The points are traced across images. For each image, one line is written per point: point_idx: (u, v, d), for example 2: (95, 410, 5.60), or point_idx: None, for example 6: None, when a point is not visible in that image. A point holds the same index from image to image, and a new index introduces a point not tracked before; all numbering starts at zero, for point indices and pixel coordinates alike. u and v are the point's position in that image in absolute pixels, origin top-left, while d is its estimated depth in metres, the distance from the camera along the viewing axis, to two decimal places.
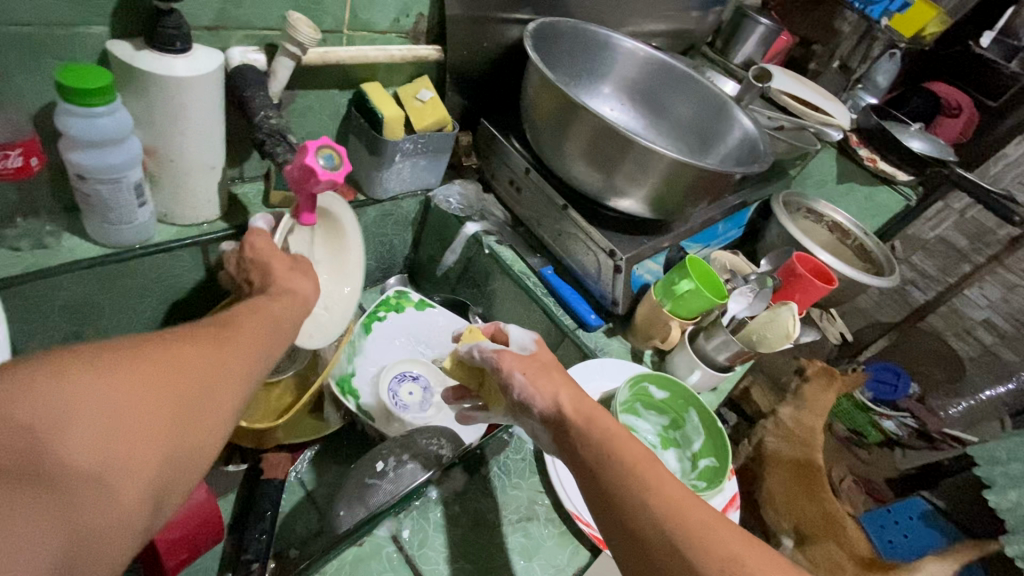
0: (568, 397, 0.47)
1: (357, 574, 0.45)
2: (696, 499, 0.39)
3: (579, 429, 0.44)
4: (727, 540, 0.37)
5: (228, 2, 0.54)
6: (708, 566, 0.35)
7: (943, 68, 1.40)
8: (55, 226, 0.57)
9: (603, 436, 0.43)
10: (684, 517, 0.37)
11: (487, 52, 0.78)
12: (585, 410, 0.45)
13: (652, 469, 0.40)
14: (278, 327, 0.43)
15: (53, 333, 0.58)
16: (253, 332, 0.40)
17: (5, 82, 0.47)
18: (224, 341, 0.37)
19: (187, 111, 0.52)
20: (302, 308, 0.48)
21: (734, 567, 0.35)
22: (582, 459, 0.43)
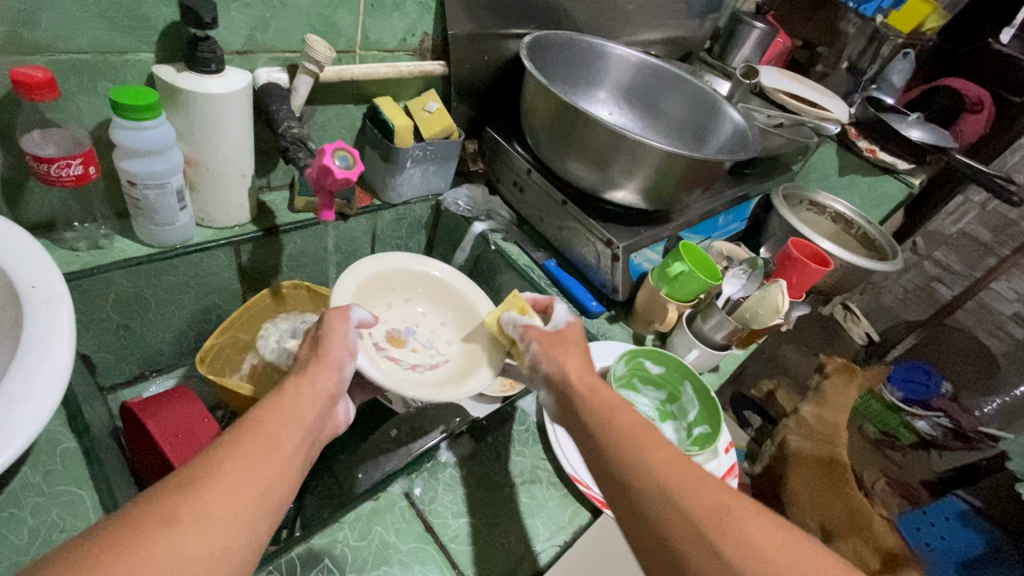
0: (575, 371, 0.52)
1: (375, 525, 0.49)
2: (688, 458, 0.43)
3: (582, 399, 0.49)
4: (716, 492, 0.40)
5: (256, 29, 0.62)
6: (695, 509, 0.38)
7: (962, 66, 1.47)
8: (109, 230, 0.65)
9: (604, 407, 0.47)
10: (677, 474, 0.41)
11: (489, 65, 0.85)
12: (587, 384, 0.50)
13: (645, 432, 0.44)
14: (276, 448, 0.38)
15: (105, 326, 0.66)
16: (238, 476, 0.35)
17: (68, 104, 0.55)
18: (198, 507, 0.33)
19: (221, 124, 0.59)
20: (309, 406, 0.43)
21: (720, 513, 0.38)
22: (587, 426, 0.47)
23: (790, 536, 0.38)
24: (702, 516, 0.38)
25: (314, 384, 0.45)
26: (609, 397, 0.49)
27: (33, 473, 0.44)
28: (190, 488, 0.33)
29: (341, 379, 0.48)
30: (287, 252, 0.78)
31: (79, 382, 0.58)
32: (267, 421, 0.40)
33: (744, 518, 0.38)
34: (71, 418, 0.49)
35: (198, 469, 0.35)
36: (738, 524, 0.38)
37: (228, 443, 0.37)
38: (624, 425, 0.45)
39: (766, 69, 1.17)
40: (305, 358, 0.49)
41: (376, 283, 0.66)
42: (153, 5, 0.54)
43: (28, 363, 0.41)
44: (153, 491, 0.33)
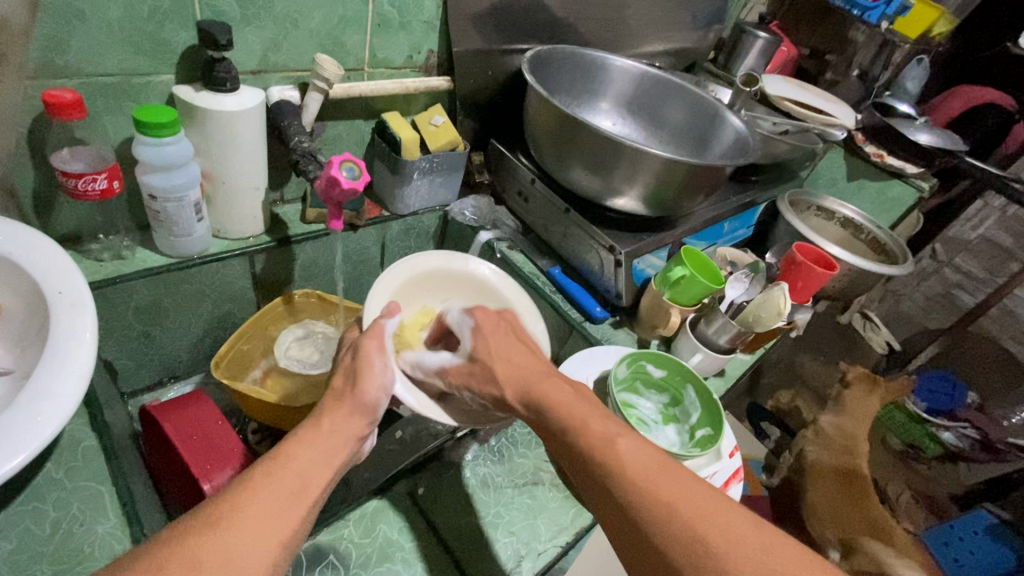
0: (525, 387, 0.49)
1: (378, 523, 0.51)
2: (665, 470, 0.40)
3: (549, 417, 0.47)
4: (691, 518, 0.37)
5: (269, 50, 0.65)
6: (669, 543, 0.37)
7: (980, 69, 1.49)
8: (131, 241, 0.68)
9: (575, 422, 0.45)
10: (651, 499, 0.38)
11: (494, 79, 0.88)
12: (544, 396, 0.48)
13: (613, 451, 0.41)
14: (303, 490, 0.39)
15: (127, 333, 0.69)
16: (263, 521, 0.35)
17: (95, 123, 0.59)
18: (223, 551, 0.32)
19: (236, 139, 0.62)
20: (338, 446, 0.43)
21: (696, 547, 0.36)
22: (564, 444, 0.45)
23: (780, 559, 0.36)
24: (678, 550, 0.36)
25: (346, 420, 0.45)
26: (578, 408, 0.46)
27: (56, 469, 0.47)
28: (215, 531, 0.33)
29: (373, 415, 0.47)
30: (299, 262, 0.81)
31: (102, 387, 0.61)
32: (294, 460, 0.40)
33: (722, 548, 0.36)
34: (93, 418, 0.52)
35: (222, 509, 0.34)
36: (716, 557, 0.35)
37: (255, 483, 0.37)
38: (594, 445, 0.43)
39: (770, 78, 1.19)
40: (340, 389, 0.48)
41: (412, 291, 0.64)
42: (174, 30, 0.57)
43: (53, 364, 0.44)
44: (179, 530, 0.33)
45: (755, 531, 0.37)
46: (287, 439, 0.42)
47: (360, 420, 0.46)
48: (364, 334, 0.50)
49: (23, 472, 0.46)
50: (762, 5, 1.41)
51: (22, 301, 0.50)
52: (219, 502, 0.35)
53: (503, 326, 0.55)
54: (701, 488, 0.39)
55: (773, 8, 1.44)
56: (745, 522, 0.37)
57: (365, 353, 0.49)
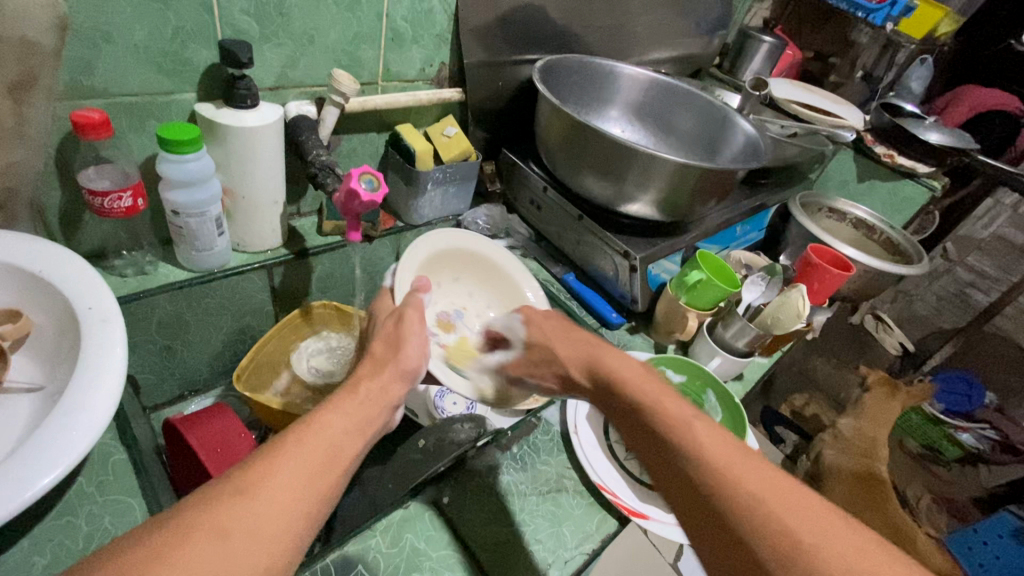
0: (591, 362, 0.52)
1: (405, 532, 0.50)
2: (745, 457, 0.39)
3: (624, 396, 0.48)
4: (778, 507, 0.36)
5: (287, 67, 0.67)
6: (757, 532, 0.36)
7: (985, 67, 1.50)
8: (153, 257, 0.69)
9: (651, 403, 0.46)
10: (736, 486, 0.38)
11: (504, 89, 0.89)
12: (621, 379, 0.49)
13: (693, 432, 0.41)
14: (333, 456, 0.39)
15: (149, 348, 0.70)
16: (295, 486, 0.35)
17: (120, 142, 0.60)
18: (251, 517, 0.33)
19: (256, 154, 0.64)
20: (371, 417, 0.44)
21: (784, 537, 0.35)
22: (639, 424, 0.46)
23: (869, 557, 0.34)
24: (766, 541, 0.35)
25: (384, 387, 0.47)
26: (647, 387, 0.47)
27: (87, 482, 0.47)
28: (245, 498, 0.33)
29: (411, 379, 0.51)
30: (316, 273, 0.82)
31: (128, 402, 0.62)
32: (326, 428, 0.40)
33: (813, 542, 0.35)
34: (121, 432, 0.53)
35: (252, 475, 0.34)
36: (806, 549, 0.35)
37: (288, 449, 0.37)
38: (671, 426, 0.43)
39: (776, 82, 1.19)
40: (381, 356, 0.51)
41: (439, 266, 0.70)
42: (196, 50, 0.59)
43: (86, 378, 0.44)
44: (209, 495, 0.33)
45: (842, 526, 0.36)
46: (323, 407, 0.43)
47: (399, 386, 0.49)
48: (404, 304, 0.55)
49: (55, 488, 0.46)
50: (765, 10, 1.42)
51: (54, 318, 0.50)
52: (248, 466, 0.35)
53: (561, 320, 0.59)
54: (785, 478, 0.39)
55: (776, 13, 1.45)
56: (836, 517, 0.36)
57: (408, 320, 0.53)
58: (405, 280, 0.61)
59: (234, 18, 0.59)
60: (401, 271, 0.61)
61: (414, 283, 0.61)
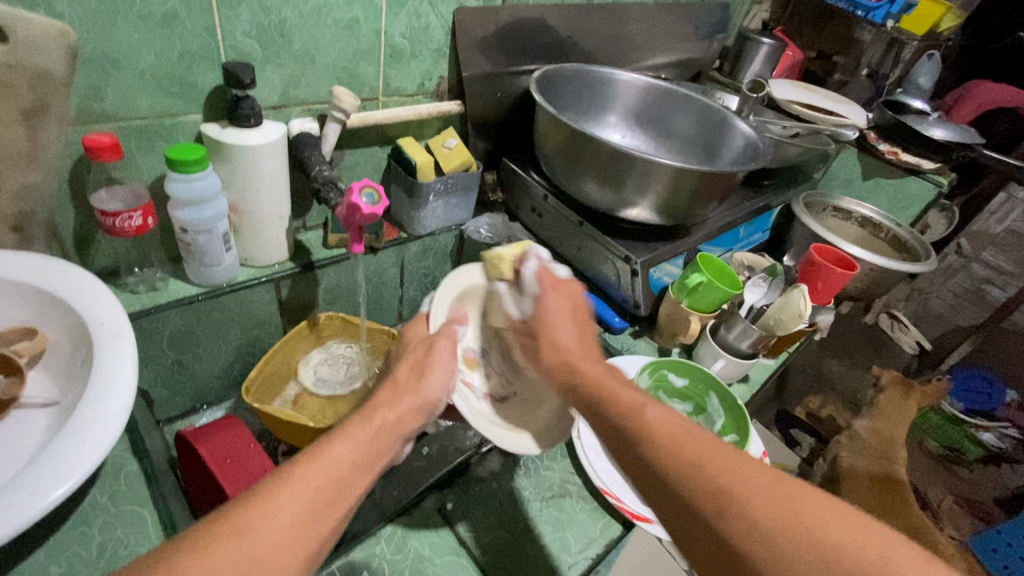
0: (559, 346, 0.52)
1: (409, 539, 0.51)
2: (688, 429, 0.40)
3: (579, 388, 0.48)
4: (714, 466, 0.37)
5: (289, 86, 0.69)
6: (697, 495, 0.37)
7: (993, 61, 1.48)
8: (164, 273, 0.71)
9: (599, 390, 0.46)
10: (678, 457, 0.38)
11: (503, 100, 0.90)
12: (577, 370, 0.49)
13: (637, 409, 0.42)
14: (335, 492, 0.39)
15: (161, 363, 0.71)
16: (291, 527, 0.35)
17: (131, 163, 0.63)
18: (243, 560, 0.32)
19: (260, 171, 0.65)
20: (382, 447, 0.44)
21: (722, 495, 0.36)
22: (594, 416, 0.46)
23: (804, 503, 0.35)
24: (707, 501, 0.36)
25: (401, 418, 0.47)
26: (600, 375, 0.48)
27: (101, 493, 0.49)
28: (238, 537, 0.33)
29: (428, 411, 0.49)
30: (323, 286, 0.83)
31: (140, 415, 0.63)
32: (333, 456, 0.40)
33: (747, 492, 0.36)
34: (133, 444, 0.54)
35: (248, 512, 0.34)
36: (745, 505, 0.35)
37: (289, 483, 0.37)
38: (619, 409, 0.43)
39: (776, 83, 1.20)
40: (402, 383, 0.50)
41: (473, 296, 0.64)
42: (201, 73, 0.61)
43: (97, 393, 0.46)
44: (202, 531, 0.33)
45: (778, 476, 0.37)
46: (333, 432, 0.42)
47: (417, 417, 0.48)
48: (438, 334, 0.55)
49: (69, 499, 0.47)
50: (764, 12, 1.42)
51: (67, 333, 0.52)
52: (246, 501, 0.35)
53: (565, 293, 0.57)
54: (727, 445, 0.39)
55: (776, 15, 1.45)
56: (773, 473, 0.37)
57: (437, 351, 0.53)
58: (443, 306, 0.60)
59: (237, 41, 0.61)
60: (437, 300, 0.60)
61: (451, 316, 0.59)
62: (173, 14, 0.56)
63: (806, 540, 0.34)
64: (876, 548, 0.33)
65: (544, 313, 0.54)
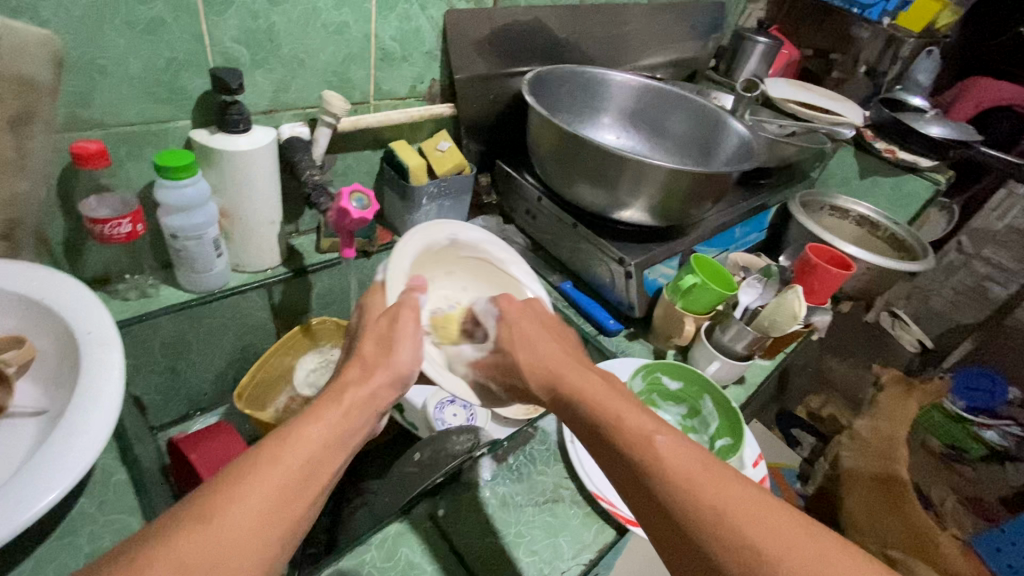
0: (559, 379, 0.52)
1: (399, 546, 0.50)
2: (712, 476, 0.40)
3: (588, 418, 0.48)
4: (743, 524, 0.38)
5: (279, 90, 0.68)
6: (722, 553, 0.37)
7: (993, 57, 1.48)
8: (156, 279, 0.71)
9: (612, 420, 0.46)
10: (700, 508, 0.39)
11: (496, 102, 0.90)
12: (590, 400, 0.48)
13: (654, 450, 0.42)
14: (309, 474, 0.39)
15: (154, 370, 0.71)
16: (263, 511, 0.35)
17: (120, 170, 0.62)
18: (212, 545, 0.32)
19: (250, 176, 0.65)
20: (355, 426, 0.44)
21: (745, 549, 0.37)
22: (604, 447, 0.46)
23: (824, 561, 0.36)
24: (731, 560, 0.37)
25: (374, 394, 0.47)
26: (608, 404, 0.47)
27: (89, 503, 0.48)
28: (205, 524, 0.33)
29: (400, 384, 0.50)
30: (316, 291, 0.83)
31: (132, 422, 0.63)
32: (305, 437, 0.40)
33: (776, 556, 0.36)
34: (122, 452, 0.54)
35: (215, 499, 0.34)
36: (767, 561, 0.36)
37: (258, 467, 0.37)
38: (635, 445, 0.43)
39: (772, 82, 1.19)
40: (371, 358, 0.50)
41: (429, 257, 0.62)
42: (190, 79, 0.61)
43: (84, 402, 0.46)
44: (167, 521, 0.33)
45: (806, 538, 0.37)
46: (304, 414, 0.42)
47: (390, 392, 0.49)
48: (400, 303, 0.52)
49: (57, 508, 0.47)
50: (759, 11, 1.42)
51: (56, 341, 0.52)
52: (212, 489, 0.35)
53: (532, 316, 0.59)
54: (749, 492, 0.39)
55: (772, 13, 1.45)
56: (797, 528, 0.38)
57: (402, 322, 0.51)
58: (398, 275, 0.56)
59: (225, 46, 0.61)
60: (393, 267, 0.56)
61: (408, 283, 0.56)
62: (160, 20, 0.56)
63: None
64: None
65: (523, 340, 0.56)
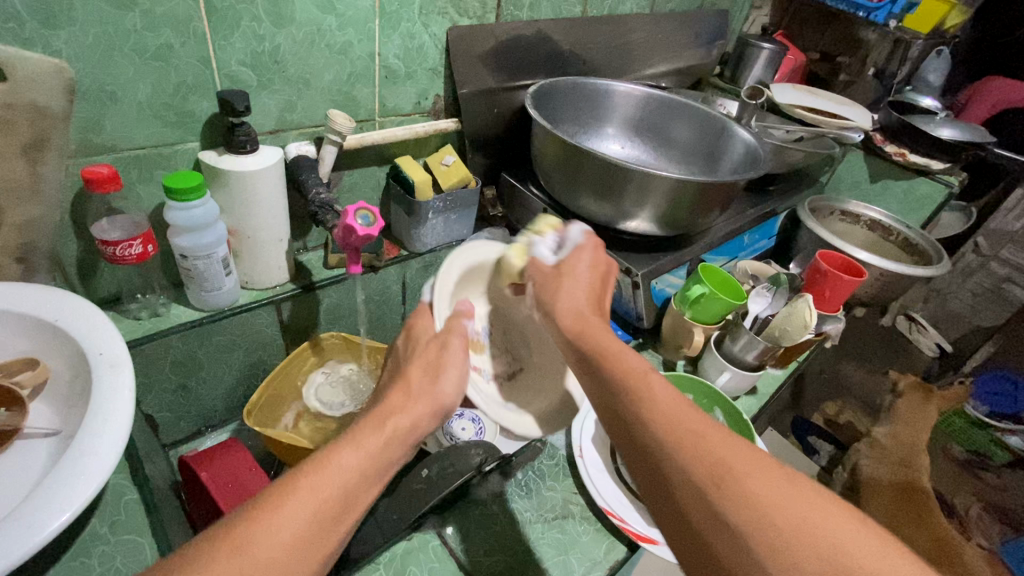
0: (574, 310, 0.51)
1: (408, 565, 0.50)
2: (694, 409, 0.41)
3: (586, 346, 0.48)
4: (719, 447, 0.38)
5: (285, 111, 0.70)
6: (694, 467, 0.38)
7: (1002, 58, 1.46)
8: (166, 299, 0.72)
9: (607, 351, 0.47)
10: (680, 429, 0.40)
11: (501, 115, 0.90)
12: (585, 330, 0.49)
13: (647, 381, 0.43)
14: (341, 502, 0.38)
15: (165, 388, 0.72)
16: (291, 544, 0.35)
17: (131, 192, 0.64)
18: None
19: (258, 195, 0.66)
20: (392, 458, 0.43)
21: (718, 469, 0.37)
22: (596, 379, 0.46)
23: (795, 489, 0.37)
24: (704, 473, 0.38)
25: (417, 423, 0.45)
26: (609, 339, 0.48)
27: (100, 523, 0.49)
28: (236, 555, 0.33)
29: (443, 416, 0.48)
30: (324, 306, 0.84)
31: (143, 440, 0.64)
32: (342, 464, 0.39)
33: (746, 473, 0.37)
34: (133, 472, 0.54)
35: (246, 529, 0.34)
36: (739, 481, 0.37)
37: (291, 497, 0.36)
38: (625, 375, 0.44)
39: (778, 88, 1.18)
40: (417, 385, 0.48)
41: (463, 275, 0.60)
42: (198, 102, 0.62)
43: (95, 423, 0.46)
44: (202, 549, 0.33)
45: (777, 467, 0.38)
46: (343, 438, 0.42)
47: (431, 421, 0.47)
48: (448, 332, 0.52)
49: (70, 528, 0.48)
50: (764, 16, 1.41)
51: (69, 363, 0.53)
52: (245, 518, 0.35)
53: (596, 256, 0.57)
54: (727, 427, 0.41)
55: (776, 18, 1.43)
56: (769, 458, 0.39)
57: (450, 350, 0.51)
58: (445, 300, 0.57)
59: (231, 69, 0.62)
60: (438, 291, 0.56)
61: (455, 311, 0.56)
62: (168, 45, 0.57)
63: (796, 525, 0.35)
64: (868, 545, 0.34)
65: (575, 266, 0.55)
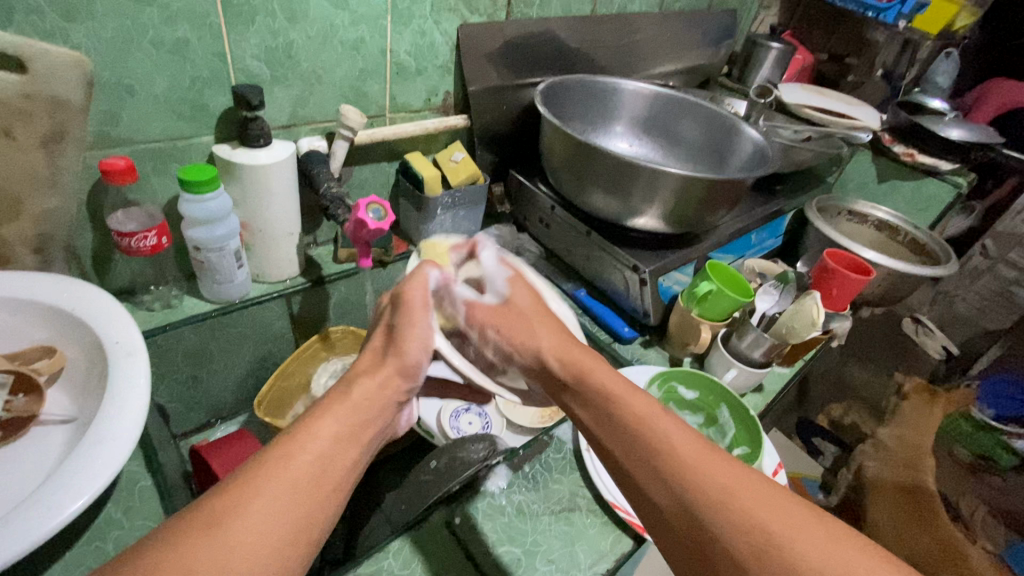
0: (556, 350, 0.54)
1: (418, 554, 0.50)
2: (709, 457, 0.42)
3: (593, 390, 0.50)
4: (749, 506, 0.39)
5: (297, 106, 0.70)
6: (730, 532, 0.38)
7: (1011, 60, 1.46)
8: (179, 291, 0.73)
9: (616, 400, 0.48)
10: (705, 483, 0.41)
11: (510, 112, 0.91)
12: (585, 375, 0.51)
13: (663, 431, 0.44)
14: (320, 474, 0.39)
15: (178, 379, 0.73)
16: (270, 513, 0.36)
17: (146, 185, 0.65)
18: (221, 551, 0.33)
19: (271, 189, 0.67)
20: (367, 424, 0.45)
21: (756, 534, 0.38)
22: (610, 429, 0.47)
23: (835, 547, 0.37)
24: (741, 542, 0.38)
25: (382, 386, 0.48)
26: (619, 388, 0.49)
27: (115, 509, 0.49)
28: (213, 530, 0.34)
29: (411, 376, 0.50)
30: (333, 300, 0.84)
31: (156, 429, 0.65)
32: (315, 436, 0.41)
33: (783, 534, 0.38)
34: (147, 460, 0.55)
35: (226, 505, 0.35)
36: (777, 542, 0.37)
37: (266, 474, 0.37)
38: (636, 423, 0.46)
39: (786, 88, 1.18)
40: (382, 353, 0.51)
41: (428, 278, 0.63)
42: (212, 96, 0.63)
43: (110, 411, 0.47)
44: (176, 532, 0.33)
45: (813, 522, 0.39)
46: (313, 413, 0.44)
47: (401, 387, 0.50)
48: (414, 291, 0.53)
49: (86, 514, 0.48)
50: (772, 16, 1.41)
51: (85, 352, 0.54)
52: (220, 496, 0.36)
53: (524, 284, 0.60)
54: (749, 475, 0.41)
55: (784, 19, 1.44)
56: (804, 512, 0.39)
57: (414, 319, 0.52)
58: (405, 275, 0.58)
59: (246, 64, 0.63)
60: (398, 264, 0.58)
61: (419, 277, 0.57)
62: (185, 40, 0.58)
63: None
64: None
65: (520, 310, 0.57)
